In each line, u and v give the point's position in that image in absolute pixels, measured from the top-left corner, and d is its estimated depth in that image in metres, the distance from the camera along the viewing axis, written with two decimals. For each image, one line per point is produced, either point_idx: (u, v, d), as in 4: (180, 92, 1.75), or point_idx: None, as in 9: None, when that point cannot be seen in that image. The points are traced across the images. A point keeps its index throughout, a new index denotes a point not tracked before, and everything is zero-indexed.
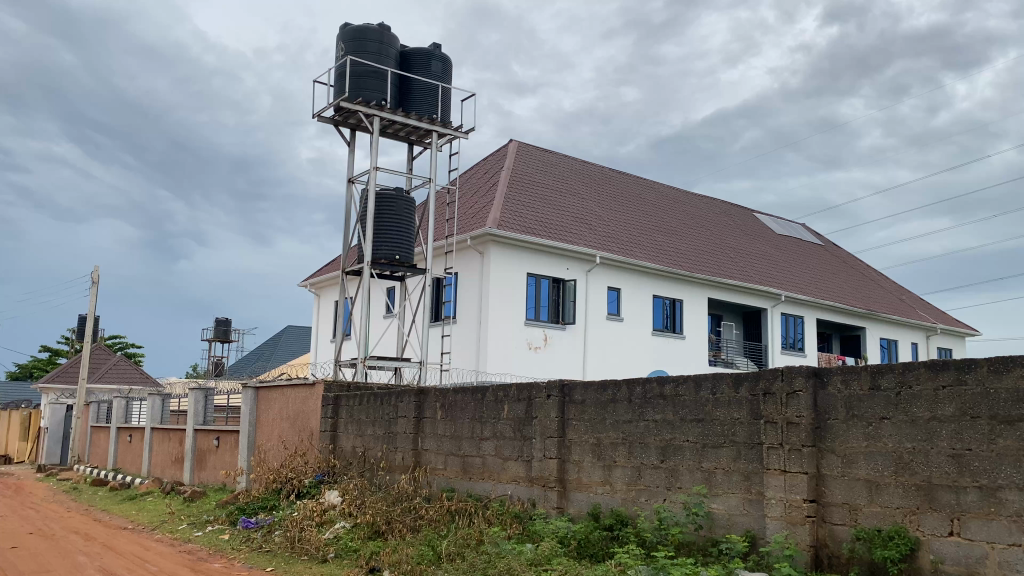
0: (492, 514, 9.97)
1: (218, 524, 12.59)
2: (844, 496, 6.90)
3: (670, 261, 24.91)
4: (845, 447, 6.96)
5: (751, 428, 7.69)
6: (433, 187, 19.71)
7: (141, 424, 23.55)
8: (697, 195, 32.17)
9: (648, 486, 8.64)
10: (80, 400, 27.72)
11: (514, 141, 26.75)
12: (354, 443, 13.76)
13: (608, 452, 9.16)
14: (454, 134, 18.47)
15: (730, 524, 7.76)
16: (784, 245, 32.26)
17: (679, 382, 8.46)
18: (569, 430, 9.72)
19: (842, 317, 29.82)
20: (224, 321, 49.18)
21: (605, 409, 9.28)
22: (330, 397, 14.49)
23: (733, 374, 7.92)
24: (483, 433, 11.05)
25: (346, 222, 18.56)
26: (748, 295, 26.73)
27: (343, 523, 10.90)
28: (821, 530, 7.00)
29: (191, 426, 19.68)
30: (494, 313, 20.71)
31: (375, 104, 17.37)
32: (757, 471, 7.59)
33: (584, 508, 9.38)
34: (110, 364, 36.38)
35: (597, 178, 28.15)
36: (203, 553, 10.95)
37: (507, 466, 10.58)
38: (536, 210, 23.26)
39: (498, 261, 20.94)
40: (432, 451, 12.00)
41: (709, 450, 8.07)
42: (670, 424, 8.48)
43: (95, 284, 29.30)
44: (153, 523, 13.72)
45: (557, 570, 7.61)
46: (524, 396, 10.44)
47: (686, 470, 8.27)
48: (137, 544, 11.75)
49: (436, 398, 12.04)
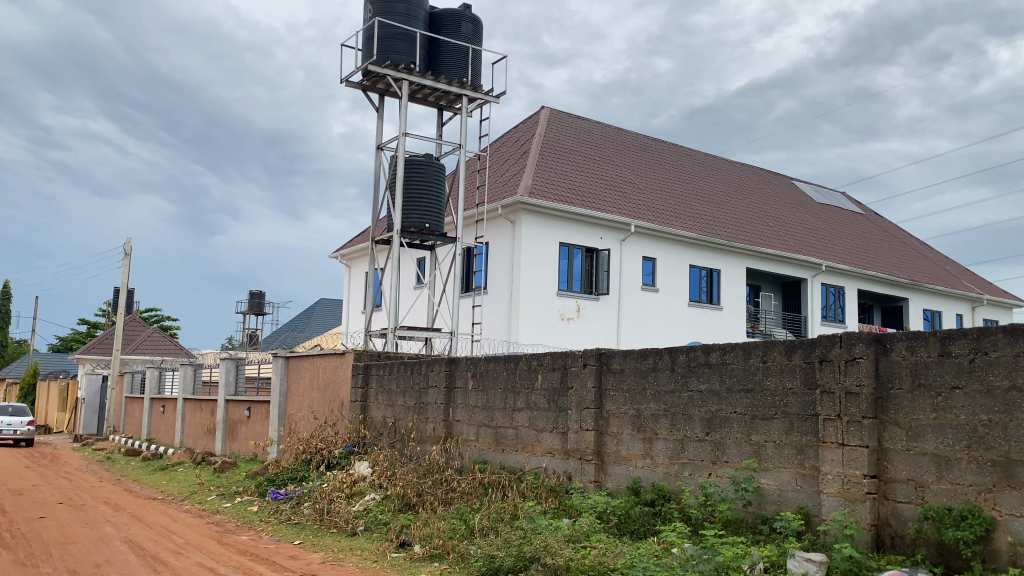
0: (526, 487, 9.58)
1: (247, 495, 12.37)
2: (909, 472, 6.37)
3: (706, 230, 24.20)
4: (911, 419, 6.41)
5: (806, 399, 7.16)
6: (463, 154, 19.18)
7: (174, 394, 23.59)
8: (735, 163, 31.26)
9: (691, 459, 8.18)
10: (113, 371, 27.83)
11: (546, 107, 26.08)
12: (384, 413, 13.44)
13: (649, 424, 8.70)
14: (485, 98, 17.89)
15: (781, 500, 7.28)
16: (824, 214, 31.31)
17: (725, 350, 7.95)
18: (607, 401, 9.27)
19: (884, 287, 28.93)
20: (257, 295, 49.46)
21: (646, 379, 8.79)
22: (360, 366, 14.19)
23: (786, 341, 7.39)
24: (516, 404, 10.64)
25: (375, 190, 18.16)
26: (788, 264, 25.95)
27: (373, 495, 10.57)
28: (883, 508, 6.48)
29: (222, 397, 19.58)
30: (527, 283, 20.26)
31: (403, 67, 16.85)
32: (812, 445, 7.08)
33: (623, 483, 8.95)
34: (144, 335, 36.62)
35: (631, 145, 27.39)
36: (231, 525, 10.71)
37: (541, 438, 10.17)
38: (569, 177, 22.66)
39: (530, 229, 20.41)
40: (464, 422, 11.62)
41: (758, 422, 7.57)
42: (716, 395, 7.99)
43: (127, 256, 29.36)
44: (183, 494, 13.56)
45: (598, 548, 7.20)
46: (559, 366, 10.00)
47: (733, 444, 7.79)
48: (165, 515, 11.57)
49: (468, 368, 11.65)
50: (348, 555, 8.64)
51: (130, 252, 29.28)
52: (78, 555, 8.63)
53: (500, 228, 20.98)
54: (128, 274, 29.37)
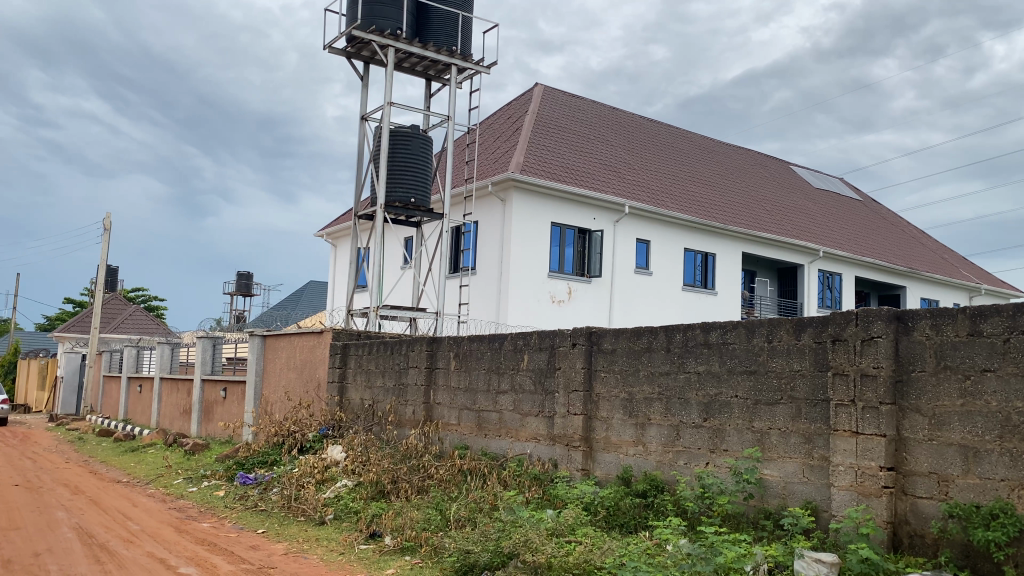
0: (509, 475, 8.91)
1: (214, 480, 11.66)
2: (931, 465, 5.72)
3: (703, 212, 23.51)
4: (934, 405, 5.76)
5: (815, 382, 6.49)
6: (451, 127, 18.41)
7: (151, 373, 22.84)
8: (733, 146, 30.53)
9: (687, 447, 7.52)
10: (91, 349, 27.02)
11: (539, 84, 25.27)
12: (363, 395, 12.73)
13: (642, 408, 8.03)
14: (475, 67, 17.12)
15: (786, 494, 6.62)
16: (823, 200, 30.65)
17: (727, 328, 7.27)
18: (597, 383, 8.60)
19: (882, 275, 28.35)
20: (246, 274, 48.50)
21: (639, 360, 8.12)
22: (338, 346, 13.46)
23: (794, 319, 6.72)
24: (500, 386, 9.96)
25: (358, 162, 17.39)
26: (785, 250, 25.33)
27: (345, 481, 9.86)
28: (901, 504, 5.84)
29: (199, 376, 18.87)
30: (517, 263, 19.55)
31: (389, 33, 16.06)
32: (822, 433, 6.41)
33: (613, 471, 8.30)
34: (126, 314, 35.78)
35: (627, 125, 26.63)
36: (193, 512, 10.01)
37: (526, 423, 9.50)
38: (562, 155, 21.94)
39: (520, 208, 19.66)
40: (445, 405, 10.94)
41: (761, 407, 6.91)
42: (715, 377, 7.33)
43: (106, 231, 28.48)
44: (149, 477, 12.86)
45: (584, 543, 6.54)
46: (546, 346, 9.32)
47: (733, 431, 7.12)
48: (126, 499, 10.85)
49: (450, 348, 10.95)
50: (314, 546, 7.95)
51: (110, 227, 28.42)
52: (19, 543, 7.90)
53: (490, 206, 20.24)
54: (107, 250, 28.52)
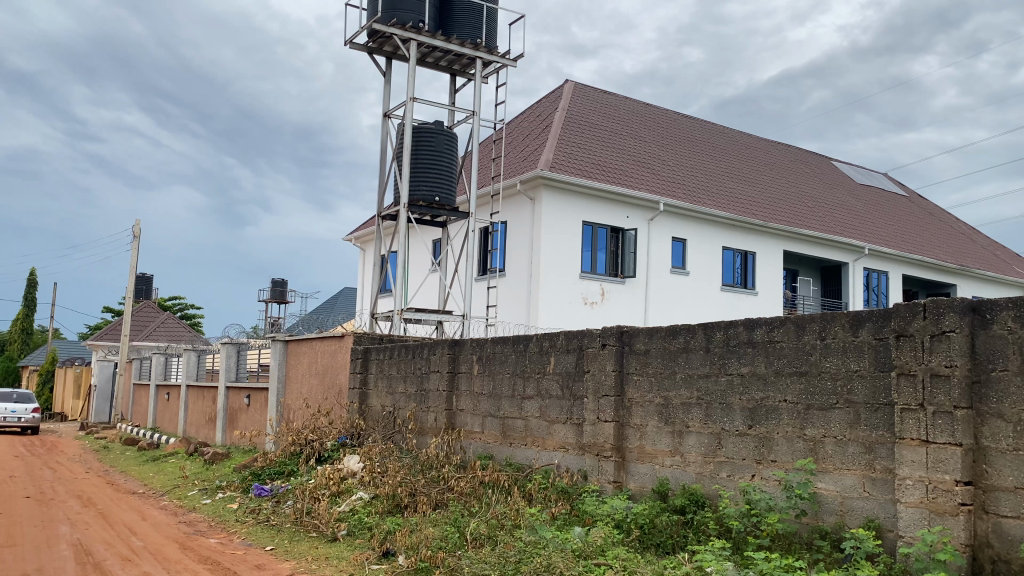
0: (534, 488, 8.23)
1: (229, 491, 11.12)
2: (1018, 479, 4.93)
3: (740, 209, 22.60)
4: (1020, 410, 4.96)
5: (877, 384, 5.72)
6: (477, 122, 17.78)
7: (178, 381, 22.56)
8: (771, 141, 29.50)
9: (730, 457, 6.78)
10: (121, 357, 26.89)
11: (569, 81, 24.58)
12: (384, 402, 12.13)
13: (679, 415, 7.30)
14: (500, 61, 16.48)
15: (844, 511, 5.84)
16: (866, 195, 29.48)
17: (773, 324, 6.53)
18: (629, 387, 7.87)
19: (931, 273, 27.14)
20: (280, 282, 48.45)
21: (675, 361, 7.39)
22: (359, 350, 12.87)
23: (851, 313, 5.96)
24: (525, 391, 9.29)
25: (381, 160, 16.85)
26: (828, 247, 24.31)
27: (362, 493, 9.25)
28: (982, 524, 5.05)
29: (223, 383, 18.50)
30: (547, 263, 18.86)
31: (411, 26, 15.50)
32: (884, 442, 5.64)
33: (648, 484, 7.57)
34: (158, 322, 35.77)
35: (661, 121, 25.80)
36: (203, 526, 9.47)
37: (553, 431, 8.81)
38: (593, 152, 21.22)
39: (550, 206, 18.98)
40: (467, 412, 10.29)
41: (814, 413, 6.14)
42: (762, 379, 6.58)
43: (135, 238, 28.37)
44: (165, 488, 12.41)
45: (614, 567, 5.83)
46: (574, 347, 8.62)
47: (783, 439, 6.36)
48: (136, 513, 10.38)
49: (472, 351, 10.31)
50: (323, 566, 7.32)
51: (139, 235, 28.25)
52: (10, 562, 7.42)
53: (519, 205, 19.58)
54: (136, 258, 28.37)
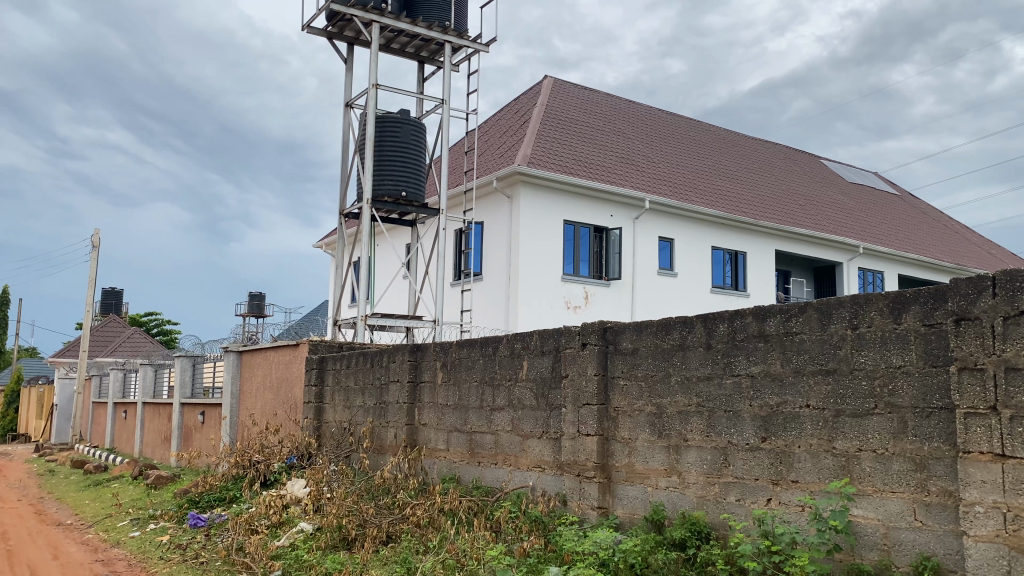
0: (502, 517, 6.95)
1: (162, 522, 9.69)
2: None
3: (730, 207, 21.47)
4: None
5: (928, 383, 4.48)
6: (448, 112, 16.51)
7: (135, 398, 21.12)
8: (760, 139, 28.36)
9: (739, 478, 5.52)
10: (80, 374, 25.40)
11: (548, 77, 23.33)
12: (341, 417, 10.82)
13: (675, 427, 6.04)
14: (471, 45, 15.25)
15: (888, 545, 4.59)
16: (857, 193, 28.42)
17: (789, 313, 5.28)
18: (615, 394, 6.62)
19: (927, 272, 26.09)
20: (257, 295, 46.96)
21: (670, 361, 6.12)
22: (314, 360, 11.52)
23: (890, 294, 4.72)
24: (495, 402, 8.00)
25: (343, 153, 15.58)
26: (821, 247, 23.24)
27: (304, 525, 7.96)
28: None
29: (177, 400, 17.02)
30: (526, 264, 17.58)
31: (372, 7, 14.21)
32: (939, 456, 4.40)
33: (638, 510, 6.31)
34: (123, 338, 34.27)
35: (645, 118, 24.62)
36: (120, 565, 8.07)
37: (528, 447, 7.53)
38: (574, 147, 20.02)
39: (528, 204, 17.72)
40: (431, 427, 9.00)
41: (845, 421, 4.90)
42: (777, 380, 5.32)
43: (95, 248, 26.86)
44: (95, 518, 11.01)
45: None
46: (550, 348, 7.34)
47: (806, 455, 5.10)
48: (51, 550, 8.98)
49: (436, 357, 9.01)
50: None
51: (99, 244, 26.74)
52: None
53: (495, 203, 18.35)
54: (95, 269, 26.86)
